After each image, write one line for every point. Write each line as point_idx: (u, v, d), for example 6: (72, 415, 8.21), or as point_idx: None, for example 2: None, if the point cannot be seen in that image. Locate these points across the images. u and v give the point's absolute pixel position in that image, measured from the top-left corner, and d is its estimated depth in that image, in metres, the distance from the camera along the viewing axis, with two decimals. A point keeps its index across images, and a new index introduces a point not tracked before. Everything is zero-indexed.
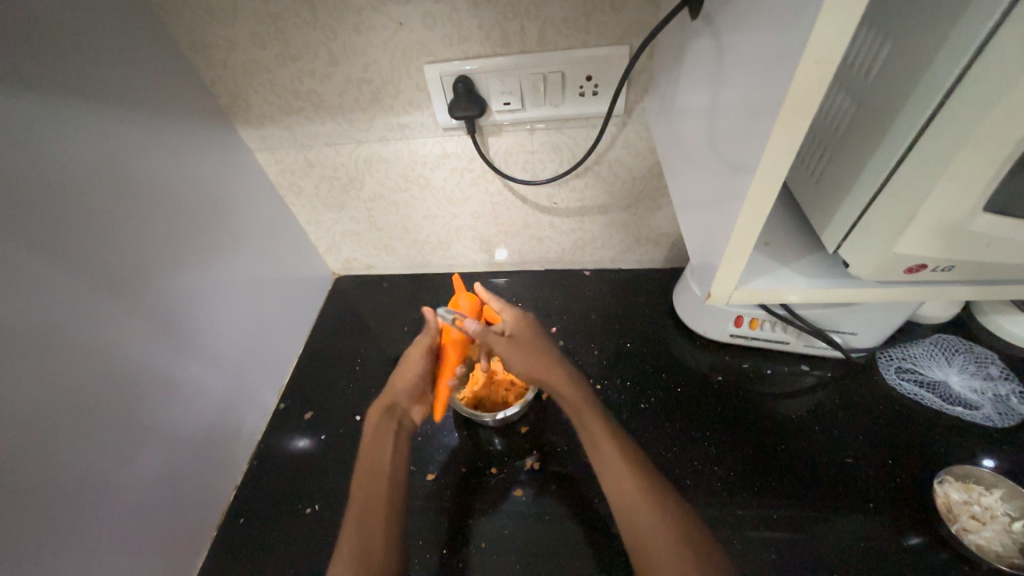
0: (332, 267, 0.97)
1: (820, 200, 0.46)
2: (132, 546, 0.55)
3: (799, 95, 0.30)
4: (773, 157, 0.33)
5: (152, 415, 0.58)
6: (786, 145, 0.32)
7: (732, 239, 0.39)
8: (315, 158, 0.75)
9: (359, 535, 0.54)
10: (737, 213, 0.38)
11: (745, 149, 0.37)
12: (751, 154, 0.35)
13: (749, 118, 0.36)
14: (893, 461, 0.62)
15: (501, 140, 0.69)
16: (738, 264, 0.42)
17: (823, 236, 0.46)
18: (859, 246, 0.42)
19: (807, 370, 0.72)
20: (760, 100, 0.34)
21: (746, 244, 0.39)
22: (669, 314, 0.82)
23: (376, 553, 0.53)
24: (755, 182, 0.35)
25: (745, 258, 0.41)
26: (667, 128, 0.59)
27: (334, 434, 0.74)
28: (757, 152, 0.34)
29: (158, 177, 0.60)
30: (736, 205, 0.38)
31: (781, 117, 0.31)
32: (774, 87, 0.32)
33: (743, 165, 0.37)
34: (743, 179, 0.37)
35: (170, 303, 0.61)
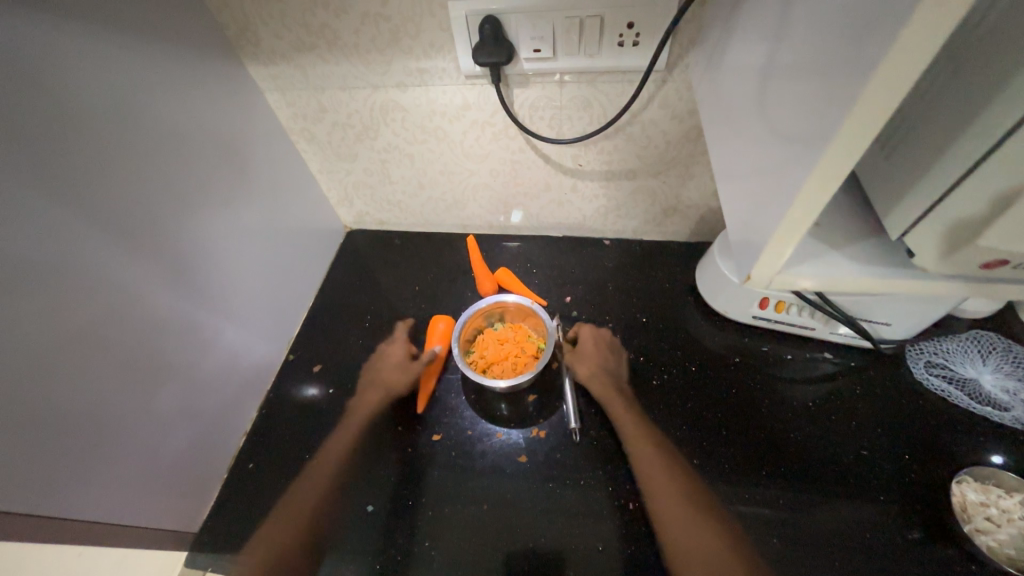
0: (344, 220, 0.95)
1: (890, 180, 0.42)
2: (146, 482, 0.57)
3: (902, 53, 0.25)
4: (853, 128, 0.28)
5: (163, 359, 0.58)
6: (870, 116, 0.28)
7: (784, 218, 0.35)
8: (328, 102, 0.71)
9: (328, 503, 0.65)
10: (797, 190, 0.33)
11: (813, 115, 0.32)
12: (821, 122, 0.30)
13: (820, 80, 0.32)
14: (910, 456, 0.61)
15: (526, 92, 0.64)
16: (786, 246, 0.38)
17: (888, 222, 0.42)
18: (931, 235, 0.38)
19: (829, 357, 0.70)
20: (841, 57, 0.29)
21: (800, 226, 0.35)
22: (691, 291, 0.79)
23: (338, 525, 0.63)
24: (824, 157, 0.30)
25: (796, 241, 0.37)
26: (712, 87, 0.53)
27: (342, 389, 0.74)
28: (833, 119, 0.29)
29: (163, 115, 0.56)
30: (794, 182, 0.34)
31: (873, 81, 0.26)
32: (866, 42, 0.27)
33: (808, 134, 0.32)
34: (807, 153, 0.32)
35: (178, 247, 0.59)
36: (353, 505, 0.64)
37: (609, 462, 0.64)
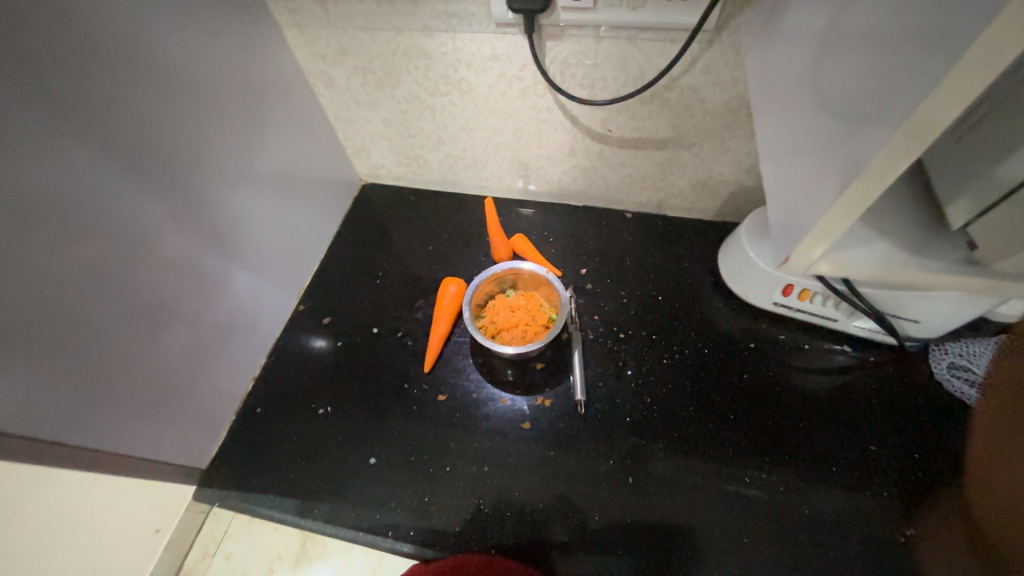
0: (360, 172, 0.92)
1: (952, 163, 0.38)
2: (156, 416, 0.58)
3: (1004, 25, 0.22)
4: (944, 102, 0.26)
5: (177, 299, 0.58)
6: (964, 91, 0.25)
7: (841, 198, 0.33)
8: (349, 43, 0.67)
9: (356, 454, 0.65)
10: (861, 168, 0.31)
11: (895, 84, 0.29)
12: (904, 93, 0.28)
13: (910, 44, 0.28)
14: (918, 456, 0.60)
15: (560, 46, 0.60)
16: (838, 228, 0.36)
17: (950, 208, 0.40)
18: (996, 226, 0.36)
19: (847, 350, 0.68)
20: (941, 19, 0.26)
21: (858, 207, 0.33)
22: (710, 271, 0.77)
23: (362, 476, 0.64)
24: (903, 132, 0.28)
25: (848, 223, 0.35)
26: (764, 52, 0.49)
27: (351, 342, 0.75)
28: (921, 90, 0.27)
29: (179, 45, 0.54)
30: (860, 158, 0.32)
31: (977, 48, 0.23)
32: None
33: (886, 105, 0.30)
34: (880, 127, 0.30)
35: (191, 188, 0.58)
36: (357, 455, 0.66)
37: (611, 435, 0.64)
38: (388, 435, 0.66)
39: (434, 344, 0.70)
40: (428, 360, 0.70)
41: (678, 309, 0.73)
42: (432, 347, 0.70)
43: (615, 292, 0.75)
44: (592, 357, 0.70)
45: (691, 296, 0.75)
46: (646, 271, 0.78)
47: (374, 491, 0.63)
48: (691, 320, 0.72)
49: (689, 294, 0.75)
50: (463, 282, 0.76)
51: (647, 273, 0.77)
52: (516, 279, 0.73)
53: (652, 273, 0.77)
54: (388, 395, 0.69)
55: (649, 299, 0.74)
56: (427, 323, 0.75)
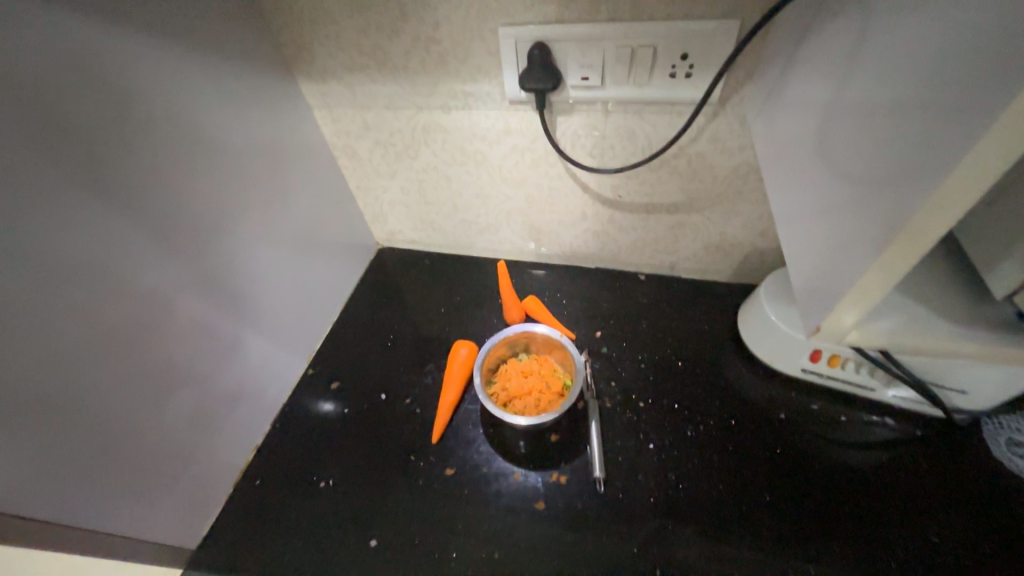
0: (376, 237, 0.95)
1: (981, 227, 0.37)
2: (153, 489, 0.55)
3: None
4: (975, 169, 0.25)
5: (189, 364, 0.58)
6: (994, 158, 0.24)
7: (873, 265, 0.32)
8: (373, 120, 0.71)
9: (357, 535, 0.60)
10: (891, 234, 0.30)
11: (915, 152, 0.29)
12: (927, 162, 0.27)
13: (925, 115, 0.28)
14: (990, 548, 0.53)
15: (571, 120, 0.63)
16: (874, 295, 0.34)
17: (990, 277, 0.38)
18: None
19: (888, 422, 0.62)
20: (956, 90, 0.26)
21: (891, 274, 0.32)
22: (731, 335, 0.74)
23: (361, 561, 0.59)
24: (933, 199, 0.27)
25: (884, 291, 0.33)
26: (771, 123, 0.50)
27: (358, 408, 0.72)
28: (945, 158, 0.26)
29: (216, 125, 0.58)
30: (888, 225, 0.31)
31: (1003, 117, 0.23)
32: (996, 74, 0.24)
33: (908, 172, 0.29)
34: (906, 194, 0.29)
35: (214, 253, 0.59)
36: (358, 536, 0.60)
37: (635, 517, 0.58)
38: (392, 515, 0.61)
39: (443, 412, 0.67)
40: (437, 429, 0.67)
41: (701, 378, 0.69)
42: (442, 415, 0.67)
43: (631, 356, 0.73)
44: (611, 427, 0.66)
45: (713, 364, 0.71)
46: (664, 338, 0.75)
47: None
48: (715, 391, 0.68)
49: (711, 363, 0.71)
50: (474, 345, 0.74)
51: (664, 340, 0.74)
52: (529, 342, 0.71)
53: (669, 340, 0.74)
54: (394, 469, 0.65)
55: (668, 368, 0.71)
56: (437, 389, 0.73)
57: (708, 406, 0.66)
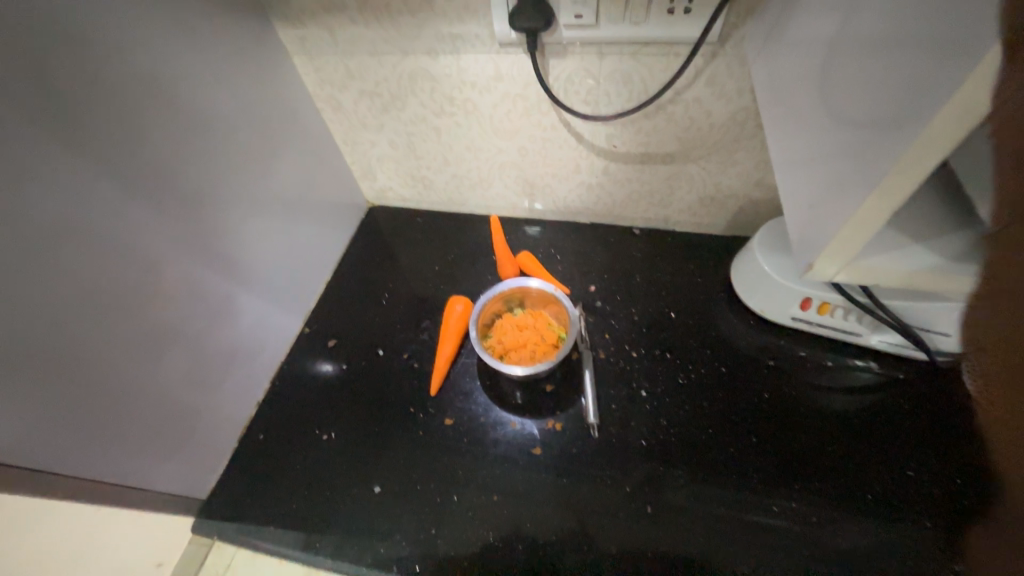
0: (366, 195, 0.93)
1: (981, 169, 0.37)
2: (157, 444, 0.56)
3: None
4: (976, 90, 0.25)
5: (181, 323, 0.57)
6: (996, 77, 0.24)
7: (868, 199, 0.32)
8: (356, 69, 0.68)
9: (361, 482, 0.63)
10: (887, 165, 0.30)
11: (918, 79, 0.28)
12: (929, 91, 0.27)
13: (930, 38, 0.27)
14: (960, 480, 0.56)
15: (563, 64, 0.60)
16: (869, 230, 0.35)
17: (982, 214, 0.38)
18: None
19: (873, 367, 0.64)
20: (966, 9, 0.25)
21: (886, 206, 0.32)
22: (724, 287, 0.75)
23: (366, 508, 0.61)
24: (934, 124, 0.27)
25: (881, 223, 0.34)
26: (771, 62, 0.48)
27: (356, 365, 0.73)
28: (948, 81, 0.26)
29: (189, 73, 0.55)
30: (890, 157, 0.30)
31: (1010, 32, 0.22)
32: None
33: (909, 102, 0.28)
34: (905, 125, 0.28)
35: (199, 210, 0.58)
36: (361, 484, 0.63)
37: (627, 460, 0.61)
38: (395, 462, 0.64)
39: (440, 366, 0.68)
40: (435, 382, 0.68)
41: (690, 327, 0.71)
42: (438, 369, 0.68)
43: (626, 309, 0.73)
44: (604, 377, 0.67)
45: (704, 314, 0.72)
46: (658, 289, 0.76)
47: (380, 520, 0.60)
48: (704, 339, 0.69)
49: (701, 313, 0.72)
50: (469, 301, 0.74)
51: (658, 290, 0.75)
52: (523, 298, 0.72)
53: (662, 290, 0.75)
54: (395, 421, 0.67)
55: (657, 316, 0.72)
56: (433, 345, 0.74)
57: (695, 353, 0.68)
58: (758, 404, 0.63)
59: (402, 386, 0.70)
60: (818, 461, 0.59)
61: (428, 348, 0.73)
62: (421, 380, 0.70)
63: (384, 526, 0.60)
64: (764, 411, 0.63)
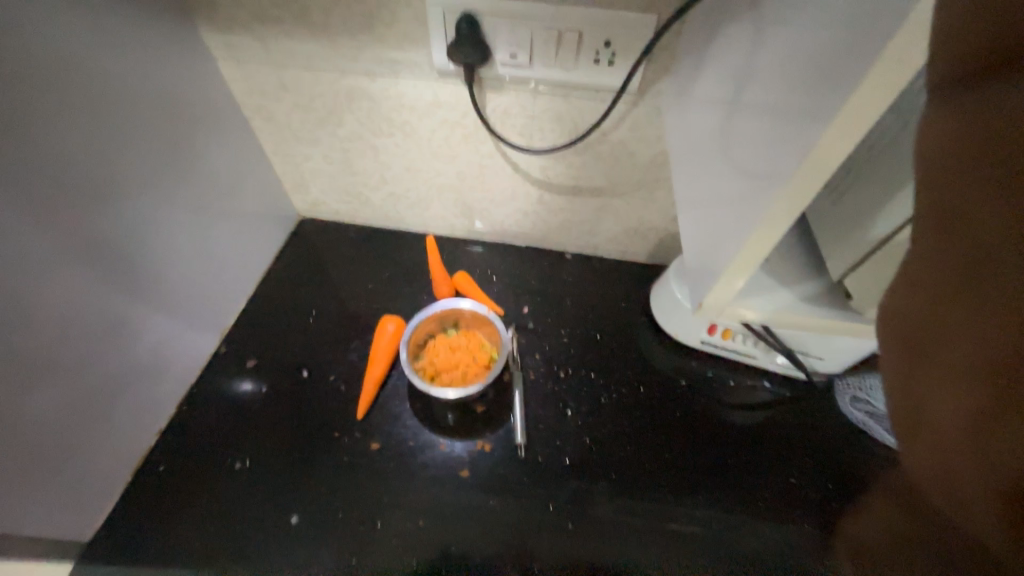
0: (297, 207, 0.89)
1: (837, 225, 0.44)
2: (29, 482, 0.50)
3: (852, 117, 0.27)
4: (819, 168, 0.30)
5: (68, 344, 0.51)
6: (830, 158, 0.29)
7: (746, 248, 0.37)
8: (289, 81, 0.66)
9: (277, 513, 0.59)
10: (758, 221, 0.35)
11: (781, 152, 0.33)
12: (787, 164, 0.32)
13: (791, 119, 0.33)
14: (832, 485, 0.65)
15: (499, 98, 0.63)
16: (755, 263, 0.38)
17: (831, 262, 0.45)
18: (868, 277, 0.41)
19: (767, 386, 0.73)
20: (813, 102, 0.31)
21: (757, 255, 0.37)
22: (645, 311, 0.81)
23: (282, 541, 0.58)
24: (791, 191, 0.32)
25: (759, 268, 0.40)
26: (681, 116, 0.55)
27: (277, 387, 0.69)
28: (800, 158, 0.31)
29: (96, 72, 0.51)
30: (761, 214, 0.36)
31: (837, 126, 0.28)
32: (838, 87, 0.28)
33: (775, 171, 0.34)
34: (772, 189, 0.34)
35: (101, 219, 0.53)
36: (277, 515, 0.59)
37: (553, 478, 0.63)
38: (315, 490, 0.61)
39: (368, 388, 0.67)
40: (362, 404, 0.67)
41: (617, 348, 0.76)
42: (366, 391, 0.67)
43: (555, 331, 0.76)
44: (533, 398, 0.69)
45: (626, 337, 0.77)
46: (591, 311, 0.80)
47: (297, 552, 0.57)
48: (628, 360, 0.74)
49: (625, 335, 0.77)
50: (402, 321, 0.74)
51: (591, 312, 0.80)
52: (457, 319, 0.72)
53: (594, 312, 0.80)
54: (318, 445, 0.64)
55: (588, 337, 0.77)
56: (362, 365, 0.72)
57: (620, 373, 0.73)
58: (669, 423, 0.68)
59: (328, 408, 0.67)
60: (719, 472, 0.65)
61: (357, 369, 0.71)
62: (348, 403, 0.68)
63: (301, 559, 0.57)
64: (673, 428, 0.68)
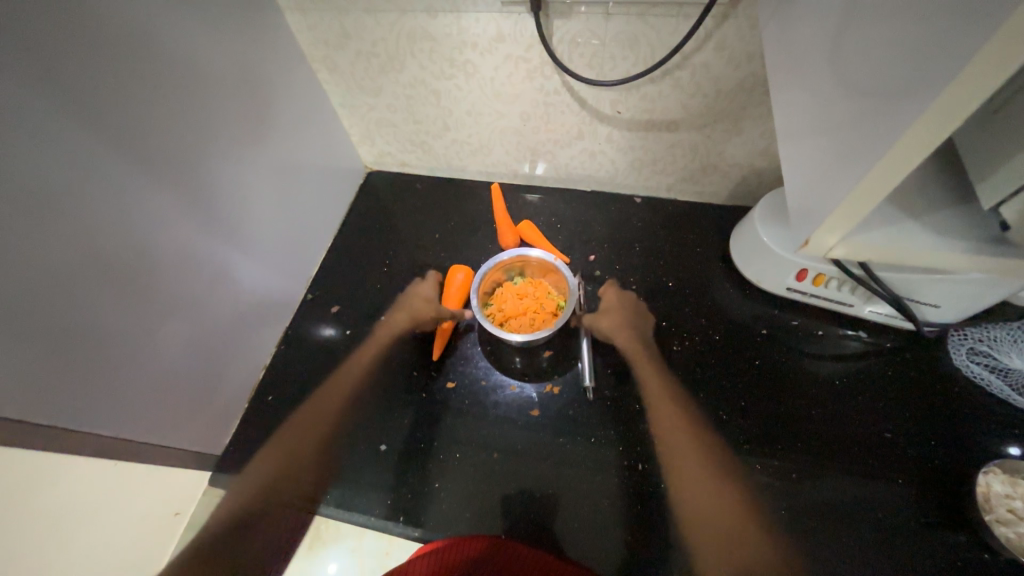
0: (365, 159, 0.91)
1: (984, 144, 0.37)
2: (170, 405, 0.59)
3: None
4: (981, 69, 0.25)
5: (183, 289, 0.58)
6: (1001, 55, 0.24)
7: (870, 176, 0.32)
8: (352, 27, 0.65)
9: (367, 441, 0.66)
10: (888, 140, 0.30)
11: (929, 53, 0.28)
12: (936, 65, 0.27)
13: (950, 7, 0.26)
14: (935, 442, 0.59)
15: (568, 25, 0.58)
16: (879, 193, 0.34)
17: (979, 191, 0.38)
18: None
19: (862, 336, 0.66)
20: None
21: (882, 184, 0.32)
22: (722, 257, 0.75)
23: (373, 465, 0.65)
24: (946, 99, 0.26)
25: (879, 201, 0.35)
26: (782, 27, 0.47)
27: (359, 330, 0.75)
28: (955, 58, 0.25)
29: (183, 31, 0.53)
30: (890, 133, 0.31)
31: None
32: None
33: (916, 79, 0.28)
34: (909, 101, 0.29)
35: (200, 175, 0.58)
36: (367, 442, 0.66)
37: (622, 422, 0.64)
38: (399, 423, 0.67)
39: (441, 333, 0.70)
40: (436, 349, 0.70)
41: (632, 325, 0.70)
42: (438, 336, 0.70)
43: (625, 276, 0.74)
44: (601, 344, 0.69)
45: (701, 284, 0.73)
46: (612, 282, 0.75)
47: (387, 474, 0.64)
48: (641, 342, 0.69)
49: (699, 283, 0.73)
50: (470, 270, 0.76)
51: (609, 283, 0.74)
52: (524, 267, 0.72)
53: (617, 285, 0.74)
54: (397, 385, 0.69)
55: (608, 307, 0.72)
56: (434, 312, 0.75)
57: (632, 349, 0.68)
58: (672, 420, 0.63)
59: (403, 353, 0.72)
60: (800, 424, 0.62)
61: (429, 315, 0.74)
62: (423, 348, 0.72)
63: (391, 481, 0.63)
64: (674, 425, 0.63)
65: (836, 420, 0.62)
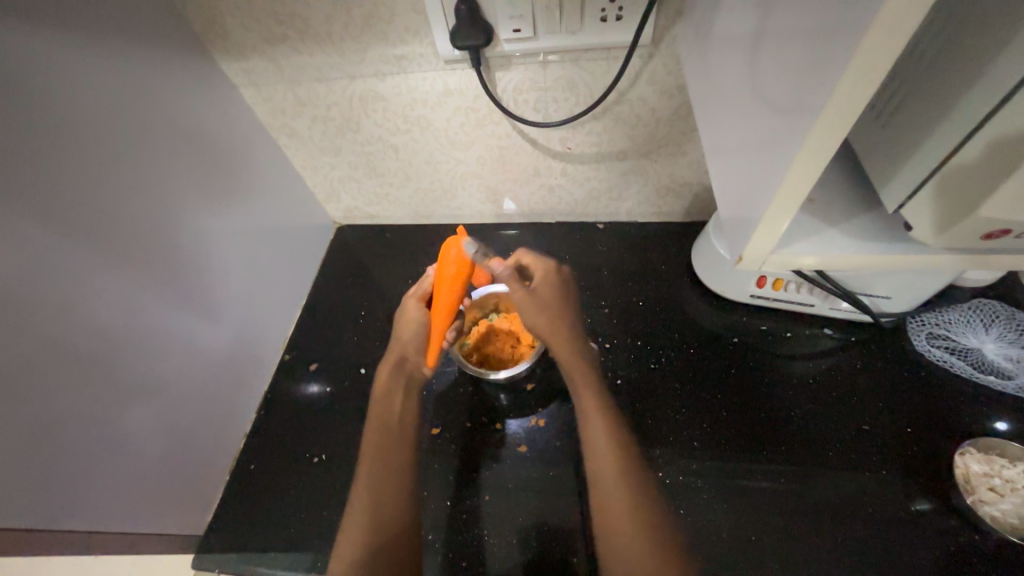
0: (333, 215, 0.93)
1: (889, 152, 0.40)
2: (147, 487, 0.57)
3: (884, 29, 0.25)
4: (853, 93, 0.28)
5: (155, 365, 0.57)
6: (866, 80, 0.27)
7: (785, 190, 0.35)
8: (307, 96, 0.68)
9: None
10: (795, 157, 0.33)
11: (812, 83, 0.31)
12: (817, 91, 0.30)
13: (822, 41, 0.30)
14: (913, 429, 0.60)
15: (509, 75, 0.62)
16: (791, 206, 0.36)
17: (885, 192, 0.41)
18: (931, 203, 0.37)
19: (829, 333, 0.69)
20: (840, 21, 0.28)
21: (798, 198, 0.35)
22: (687, 271, 0.78)
23: None
24: (833, 119, 0.30)
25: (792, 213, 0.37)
26: (701, 61, 0.51)
27: (340, 385, 0.74)
28: (831, 85, 0.29)
29: (138, 119, 0.55)
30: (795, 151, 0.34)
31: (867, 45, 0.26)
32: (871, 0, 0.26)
33: (805, 104, 0.32)
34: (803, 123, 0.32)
35: (167, 251, 0.59)
36: None
37: None
38: None
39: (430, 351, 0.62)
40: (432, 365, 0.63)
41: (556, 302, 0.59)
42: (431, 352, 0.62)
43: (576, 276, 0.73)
44: None
45: (671, 299, 0.75)
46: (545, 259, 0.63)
47: None
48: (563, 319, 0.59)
49: (669, 298, 0.75)
50: None
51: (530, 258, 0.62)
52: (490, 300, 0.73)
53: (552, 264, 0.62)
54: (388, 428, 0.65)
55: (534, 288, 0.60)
56: None
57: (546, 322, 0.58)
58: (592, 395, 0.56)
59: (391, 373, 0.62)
60: (783, 427, 0.62)
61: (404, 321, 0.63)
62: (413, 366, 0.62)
63: None
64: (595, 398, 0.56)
65: (817, 418, 0.63)
